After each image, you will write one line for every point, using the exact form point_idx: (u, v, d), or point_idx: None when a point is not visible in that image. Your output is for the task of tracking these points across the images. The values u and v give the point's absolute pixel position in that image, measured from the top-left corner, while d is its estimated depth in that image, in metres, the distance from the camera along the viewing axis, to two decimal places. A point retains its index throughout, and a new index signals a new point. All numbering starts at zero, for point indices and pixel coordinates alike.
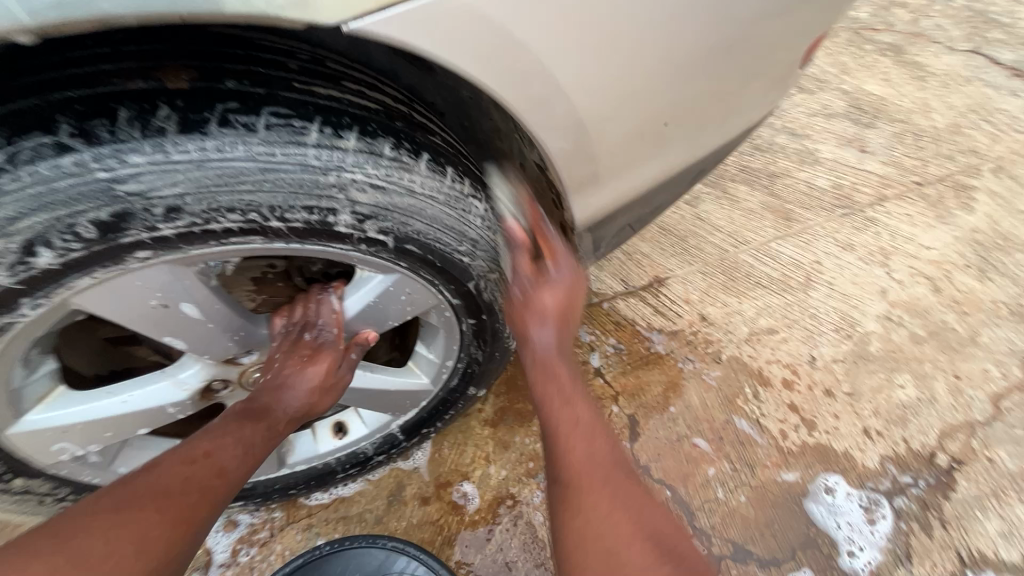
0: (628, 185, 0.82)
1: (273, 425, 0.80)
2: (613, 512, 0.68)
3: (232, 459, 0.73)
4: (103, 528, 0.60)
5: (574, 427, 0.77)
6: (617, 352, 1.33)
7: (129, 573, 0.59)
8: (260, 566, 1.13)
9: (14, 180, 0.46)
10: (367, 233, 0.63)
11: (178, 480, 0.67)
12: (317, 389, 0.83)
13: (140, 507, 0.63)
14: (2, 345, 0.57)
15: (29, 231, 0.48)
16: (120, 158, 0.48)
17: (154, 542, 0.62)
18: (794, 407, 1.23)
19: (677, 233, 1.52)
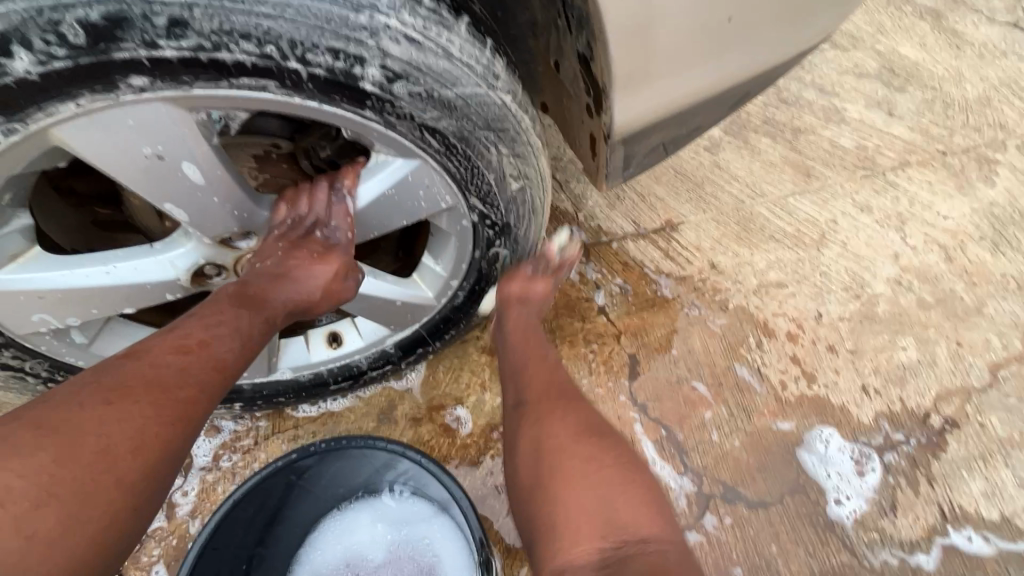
0: (679, 92, 0.74)
1: (270, 318, 0.72)
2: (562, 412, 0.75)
3: (230, 352, 0.65)
4: (95, 421, 0.54)
5: (547, 393, 0.79)
6: (622, 292, 1.30)
7: (125, 469, 0.53)
8: (243, 473, 1.11)
9: None
10: (395, 97, 0.56)
11: (171, 369, 0.60)
12: (318, 292, 0.76)
13: (132, 400, 0.56)
14: None
15: (6, 23, 0.43)
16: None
17: (152, 438, 0.56)
18: (797, 360, 1.22)
19: (693, 178, 1.46)
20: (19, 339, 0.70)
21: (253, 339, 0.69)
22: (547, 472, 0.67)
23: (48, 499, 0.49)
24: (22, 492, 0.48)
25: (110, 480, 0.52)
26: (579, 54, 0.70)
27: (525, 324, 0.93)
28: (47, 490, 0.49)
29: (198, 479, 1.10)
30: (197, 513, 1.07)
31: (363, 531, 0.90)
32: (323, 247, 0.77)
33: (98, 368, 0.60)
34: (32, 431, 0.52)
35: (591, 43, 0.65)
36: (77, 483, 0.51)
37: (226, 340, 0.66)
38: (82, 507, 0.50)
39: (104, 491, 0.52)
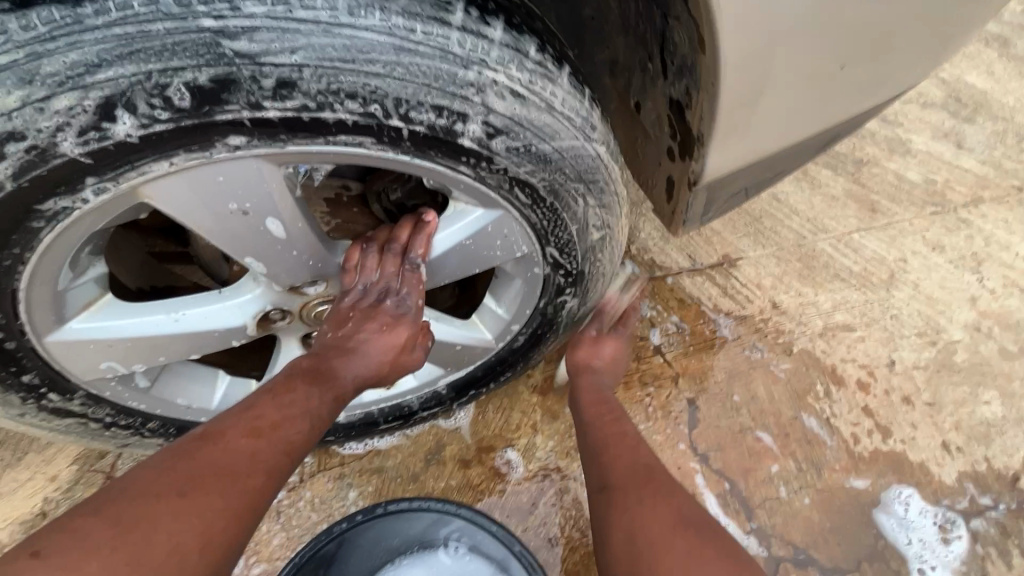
0: (775, 140, 0.70)
1: (338, 395, 0.69)
2: (656, 506, 0.66)
3: (299, 434, 0.63)
4: (166, 517, 0.51)
5: (635, 478, 0.70)
6: (679, 331, 1.24)
7: (192, 569, 0.51)
8: (288, 512, 1.07)
9: (104, 12, 0.39)
10: (494, 152, 0.53)
11: (244, 456, 0.58)
12: (385, 365, 0.73)
13: (206, 493, 0.54)
14: (32, 266, 0.51)
15: (111, 88, 0.41)
16: (234, 5, 0.41)
17: (217, 535, 0.53)
18: (869, 411, 1.14)
19: (751, 212, 1.40)
20: (85, 386, 0.68)
21: (322, 420, 0.66)
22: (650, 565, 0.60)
23: None
24: None
25: None
26: (673, 100, 0.65)
27: (598, 400, 0.87)
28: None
29: None
30: (242, 553, 1.04)
31: None
32: (391, 317, 0.73)
33: (173, 451, 0.58)
34: (112, 525, 0.50)
35: (692, 90, 0.61)
36: None
37: (297, 419, 0.63)
38: None
39: None
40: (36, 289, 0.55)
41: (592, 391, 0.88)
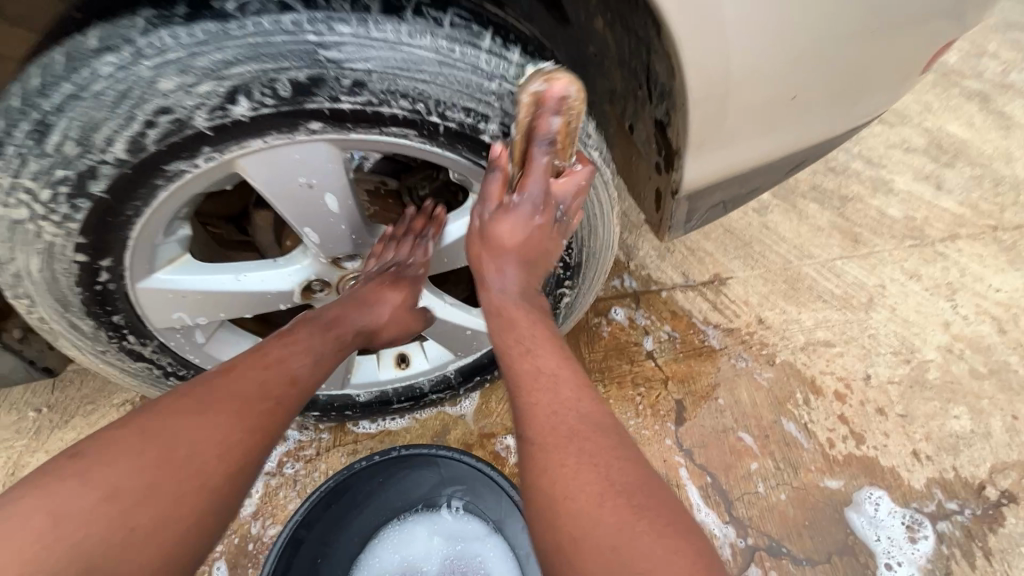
0: (742, 157, 0.84)
1: (343, 338, 0.82)
2: (580, 461, 0.62)
3: (302, 369, 0.75)
4: (187, 429, 0.63)
5: (559, 429, 0.65)
6: (670, 339, 1.35)
7: (209, 471, 0.62)
8: (304, 480, 1.17)
9: (239, 25, 0.54)
10: (507, 147, 0.67)
11: (255, 383, 0.70)
12: (382, 325, 0.87)
13: (219, 410, 0.66)
14: (143, 220, 0.65)
15: (236, 79, 0.56)
16: (330, 25, 0.55)
17: (233, 444, 0.65)
18: (845, 419, 1.23)
19: (742, 237, 1.53)
20: (156, 334, 0.81)
21: (326, 359, 0.79)
22: (563, 518, 0.60)
23: (147, 496, 0.59)
24: (125, 490, 0.58)
25: (193, 480, 0.61)
26: (657, 120, 0.80)
27: (517, 325, 0.75)
28: (145, 492, 0.59)
29: (263, 483, 1.17)
30: (259, 515, 1.14)
31: (419, 542, 0.95)
32: (396, 279, 0.86)
33: (194, 380, 0.70)
34: (141, 436, 0.62)
35: (670, 112, 0.75)
36: (167, 483, 0.60)
37: (300, 358, 0.76)
38: (173, 503, 0.59)
39: (190, 490, 0.61)
40: (139, 243, 0.68)
41: (532, 333, 0.75)
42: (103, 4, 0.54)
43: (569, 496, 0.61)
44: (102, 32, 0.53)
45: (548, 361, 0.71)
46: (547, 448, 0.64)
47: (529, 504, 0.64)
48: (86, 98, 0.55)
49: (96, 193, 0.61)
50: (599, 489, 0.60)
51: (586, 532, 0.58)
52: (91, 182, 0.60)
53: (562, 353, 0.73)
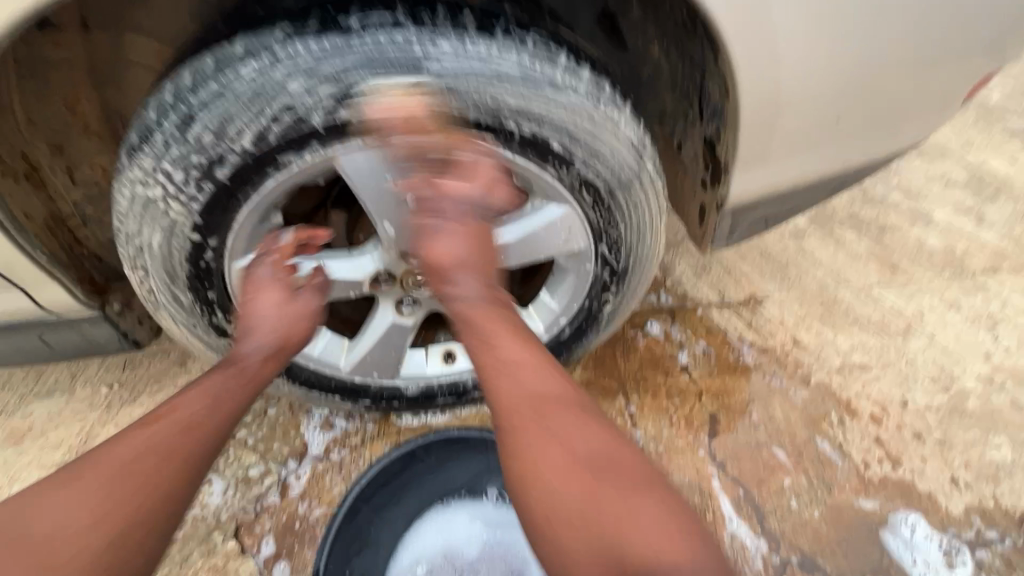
0: (785, 175, 0.89)
1: (244, 369, 0.82)
2: (538, 432, 0.70)
3: (198, 414, 0.76)
4: (56, 503, 0.67)
5: (529, 405, 0.72)
6: (705, 354, 1.38)
7: (86, 539, 0.65)
8: (349, 466, 1.24)
9: (361, 40, 0.66)
10: (572, 156, 0.75)
11: (141, 443, 0.72)
12: (285, 338, 0.84)
13: (87, 478, 0.69)
14: (247, 204, 0.73)
15: (350, 85, 0.66)
16: (433, 42, 0.67)
17: (107, 512, 0.67)
18: (882, 442, 1.24)
19: (778, 260, 1.56)
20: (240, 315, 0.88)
21: (227, 398, 0.79)
22: (538, 493, 0.69)
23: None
24: None
25: (69, 552, 0.64)
26: (706, 138, 0.87)
27: (497, 315, 0.78)
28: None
29: (311, 466, 1.23)
30: (307, 496, 1.20)
31: (460, 527, 0.99)
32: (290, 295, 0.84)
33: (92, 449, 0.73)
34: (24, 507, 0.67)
35: (720, 130, 0.82)
36: (37, 560, 0.63)
37: (192, 406, 0.76)
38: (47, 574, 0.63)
39: (73, 559, 0.64)
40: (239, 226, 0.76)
41: (490, 326, 0.77)
42: (250, 22, 0.68)
43: (546, 488, 0.68)
44: (247, 42, 0.66)
45: (510, 351, 0.75)
46: (521, 426, 0.71)
47: (517, 487, 0.71)
48: (225, 94, 0.66)
49: (221, 178, 0.70)
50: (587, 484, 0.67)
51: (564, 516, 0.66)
52: (217, 168, 0.69)
53: (527, 341, 0.77)
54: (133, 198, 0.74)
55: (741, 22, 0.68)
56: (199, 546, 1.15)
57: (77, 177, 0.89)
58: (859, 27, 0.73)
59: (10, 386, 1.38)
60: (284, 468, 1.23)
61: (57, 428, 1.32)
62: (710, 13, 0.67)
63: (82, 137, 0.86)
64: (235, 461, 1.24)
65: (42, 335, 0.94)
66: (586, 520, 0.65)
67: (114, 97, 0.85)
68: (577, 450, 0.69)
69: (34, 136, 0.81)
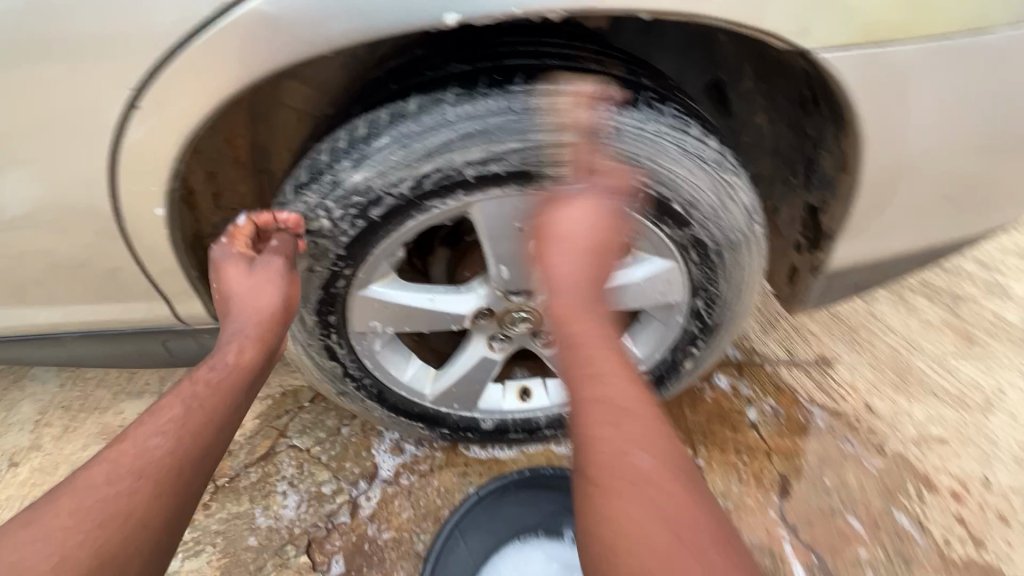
0: (885, 247, 0.92)
1: (213, 361, 0.78)
2: (636, 497, 0.58)
3: (164, 429, 0.68)
4: (20, 541, 0.59)
5: (622, 469, 0.59)
6: (774, 413, 1.37)
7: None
8: (417, 493, 1.26)
9: (522, 104, 0.75)
10: (687, 215, 0.83)
11: (113, 465, 0.64)
12: (254, 310, 0.80)
13: (54, 511, 0.61)
14: (389, 239, 0.83)
15: (504, 145, 0.76)
16: (585, 107, 0.76)
17: (76, 545, 0.60)
18: (962, 521, 1.21)
19: (848, 323, 1.55)
20: (349, 336, 0.97)
21: (202, 403, 0.72)
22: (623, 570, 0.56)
23: None
24: None
25: None
26: (808, 206, 0.92)
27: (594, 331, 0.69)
28: None
29: (380, 489, 1.26)
30: (376, 518, 1.23)
31: (536, 565, 1.01)
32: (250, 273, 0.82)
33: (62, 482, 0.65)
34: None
35: (829, 199, 0.86)
36: None
37: (158, 431, 0.67)
38: None
39: None
40: (374, 259, 0.86)
41: (607, 363, 0.66)
42: (420, 82, 0.78)
43: (635, 538, 0.57)
44: (420, 100, 0.77)
45: (617, 391, 0.63)
46: (613, 485, 0.59)
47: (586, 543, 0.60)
48: (395, 146, 0.76)
49: (374, 217, 0.80)
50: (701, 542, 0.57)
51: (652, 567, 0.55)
52: (372, 208, 0.79)
53: (633, 378, 0.65)
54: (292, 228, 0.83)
55: (879, 110, 0.73)
56: (272, 559, 1.18)
57: (221, 202, 0.98)
58: (989, 124, 0.78)
59: (103, 384, 1.47)
60: (355, 488, 1.27)
61: None
62: (848, 96, 0.72)
63: (232, 167, 0.95)
64: (309, 477, 1.28)
65: (166, 341, 1.03)
66: None
67: (262, 134, 0.95)
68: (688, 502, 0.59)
69: (196, 164, 0.91)
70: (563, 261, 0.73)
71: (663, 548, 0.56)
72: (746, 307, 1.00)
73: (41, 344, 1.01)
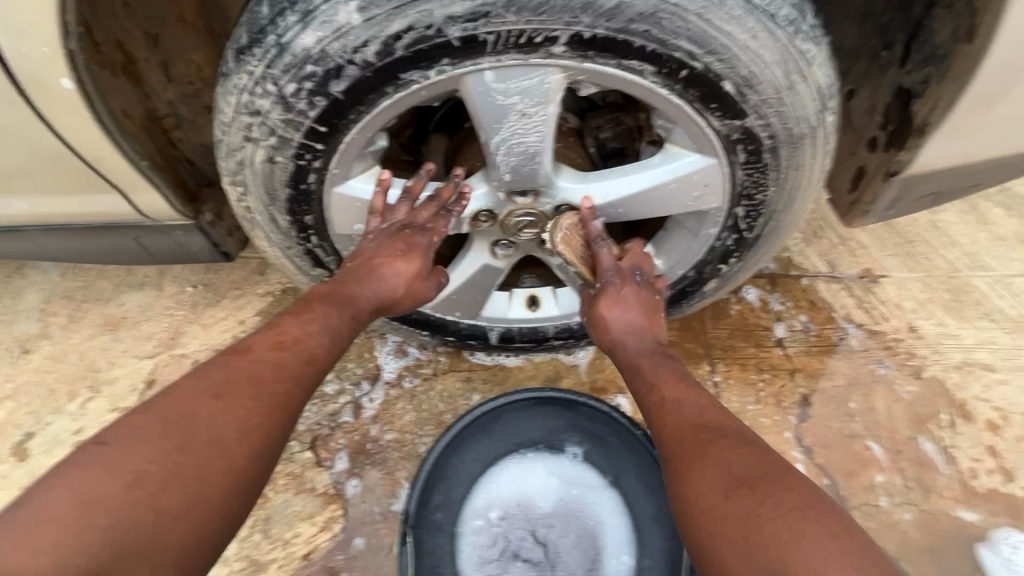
0: (988, 144, 0.75)
1: (356, 314, 0.80)
2: (714, 461, 0.63)
3: (318, 346, 0.74)
4: (206, 413, 0.62)
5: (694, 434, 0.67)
6: (805, 330, 1.26)
7: (237, 455, 0.61)
8: (420, 398, 1.23)
9: None
10: (741, 99, 0.66)
11: (271, 366, 0.69)
12: (395, 298, 0.83)
13: (237, 394, 0.65)
14: (357, 124, 0.68)
15: None
16: None
17: (256, 428, 0.64)
18: (995, 452, 1.13)
19: (904, 235, 1.36)
20: (334, 240, 0.85)
21: (341, 334, 0.77)
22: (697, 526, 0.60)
23: (176, 481, 0.57)
24: (151, 475, 0.56)
25: (221, 464, 0.60)
26: (899, 88, 0.73)
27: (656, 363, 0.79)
28: (174, 475, 0.57)
29: (383, 391, 1.24)
30: (379, 419, 1.22)
31: (536, 480, 0.99)
32: (411, 245, 0.81)
33: (204, 366, 0.68)
34: (152, 415, 0.60)
35: (934, 78, 0.68)
36: (190, 470, 0.58)
37: (314, 342, 0.74)
38: (203, 485, 0.58)
39: (226, 473, 0.60)
40: (348, 148, 0.71)
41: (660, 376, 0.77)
42: None
43: (702, 494, 0.61)
44: None
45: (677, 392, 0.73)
46: (697, 464, 0.64)
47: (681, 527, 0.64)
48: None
49: (335, 92, 0.64)
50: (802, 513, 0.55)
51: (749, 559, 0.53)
52: (333, 81, 0.63)
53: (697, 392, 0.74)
54: (240, 107, 0.67)
55: None
56: None
57: (172, 74, 0.83)
58: None
59: (104, 275, 1.43)
60: (358, 389, 1.24)
61: (148, 320, 1.37)
62: None
63: (179, 28, 0.80)
64: None
65: (139, 238, 0.94)
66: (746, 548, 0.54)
67: None
68: (764, 474, 0.60)
69: (130, 23, 0.75)
70: (626, 300, 0.82)
71: (729, 493, 0.59)
72: (793, 219, 0.84)
73: (9, 236, 0.94)
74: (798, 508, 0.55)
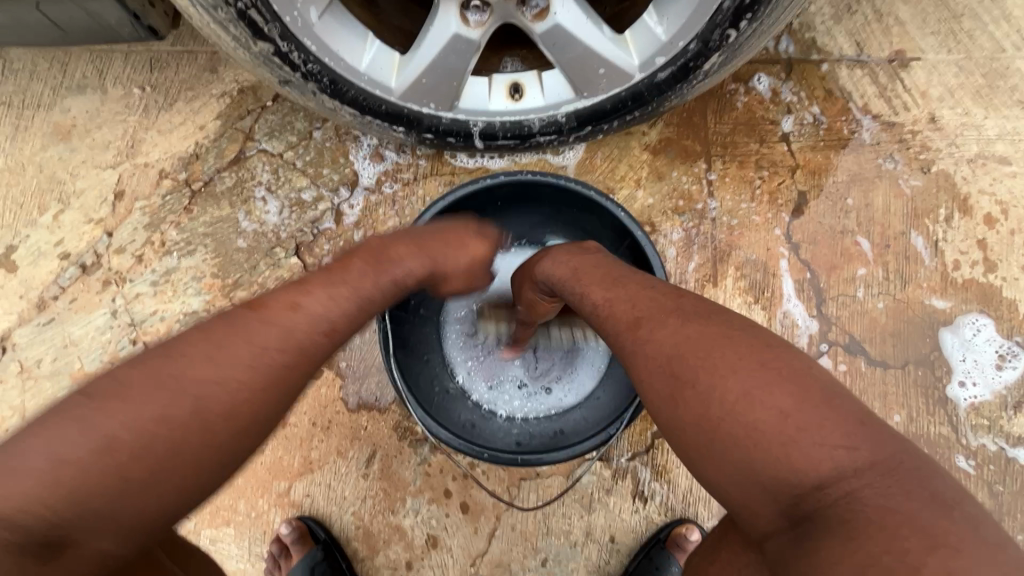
0: None
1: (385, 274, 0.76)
2: (661, 336, 0.60)
3: (338, 314, 0.69)
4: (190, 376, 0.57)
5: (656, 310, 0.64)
6: (814, 123, 1.15)
7: (218, 431, 0.57)
8: (401, 203, 1.19)
9: None
10: None
11: (280, 332, 0.63)
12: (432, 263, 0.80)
13: (230, 360, 0.59)
14: None
15: None
16: None
17: (239, 405, 0.58)
18: (984, 245, 1.13)
19: (951, 7, 1.16)
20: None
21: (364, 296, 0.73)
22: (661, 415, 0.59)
23: (144, 450, 0.53)
24: (123, 441, 0.52)
25: (202, 436, 0.56)
26: None
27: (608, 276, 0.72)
28: (144, 444, 0.53)
29: (363, 198, 1.19)
30: (361, 226, 1.19)
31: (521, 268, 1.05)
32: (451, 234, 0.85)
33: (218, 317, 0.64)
34: (139, 373, 0.56)
35: None
36: (163, 444, 0.54)
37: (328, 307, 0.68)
38: (174, 455, 0.54)
39: (202, 446, 0.56)
40: None
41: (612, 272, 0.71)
42: None
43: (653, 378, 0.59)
44: None
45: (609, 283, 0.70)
46: (644, 348, 0.61)
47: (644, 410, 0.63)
48: None
49: None
50: (733, 374, 0.54)
51: (702, 447, 0.54)
52: None
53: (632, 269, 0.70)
54: None
55: None
56: (264, 260, 1.19)
57: None
58: None
59: (36, 77, 1.27)
60: (336, 196, 1.19)
61: (99, 128, 1.26)
62: None
63: None
64: (286, 183, 1.20)
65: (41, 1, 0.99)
66: (719, 436, 0.53)
67: None
68: (712, 347, 0.57)
69: None
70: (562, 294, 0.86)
71: (680, 377, 0.56)
72: None
73: None
74: (760, 380, 0.53)
